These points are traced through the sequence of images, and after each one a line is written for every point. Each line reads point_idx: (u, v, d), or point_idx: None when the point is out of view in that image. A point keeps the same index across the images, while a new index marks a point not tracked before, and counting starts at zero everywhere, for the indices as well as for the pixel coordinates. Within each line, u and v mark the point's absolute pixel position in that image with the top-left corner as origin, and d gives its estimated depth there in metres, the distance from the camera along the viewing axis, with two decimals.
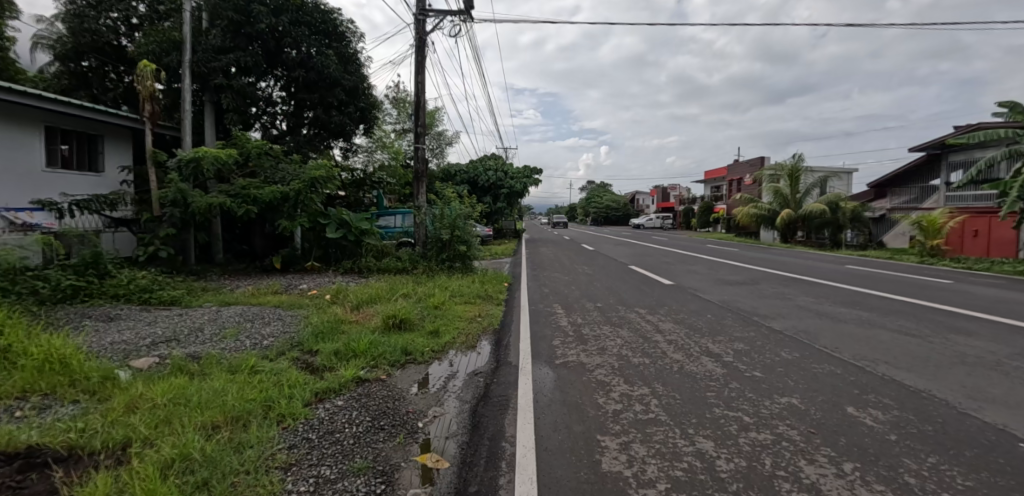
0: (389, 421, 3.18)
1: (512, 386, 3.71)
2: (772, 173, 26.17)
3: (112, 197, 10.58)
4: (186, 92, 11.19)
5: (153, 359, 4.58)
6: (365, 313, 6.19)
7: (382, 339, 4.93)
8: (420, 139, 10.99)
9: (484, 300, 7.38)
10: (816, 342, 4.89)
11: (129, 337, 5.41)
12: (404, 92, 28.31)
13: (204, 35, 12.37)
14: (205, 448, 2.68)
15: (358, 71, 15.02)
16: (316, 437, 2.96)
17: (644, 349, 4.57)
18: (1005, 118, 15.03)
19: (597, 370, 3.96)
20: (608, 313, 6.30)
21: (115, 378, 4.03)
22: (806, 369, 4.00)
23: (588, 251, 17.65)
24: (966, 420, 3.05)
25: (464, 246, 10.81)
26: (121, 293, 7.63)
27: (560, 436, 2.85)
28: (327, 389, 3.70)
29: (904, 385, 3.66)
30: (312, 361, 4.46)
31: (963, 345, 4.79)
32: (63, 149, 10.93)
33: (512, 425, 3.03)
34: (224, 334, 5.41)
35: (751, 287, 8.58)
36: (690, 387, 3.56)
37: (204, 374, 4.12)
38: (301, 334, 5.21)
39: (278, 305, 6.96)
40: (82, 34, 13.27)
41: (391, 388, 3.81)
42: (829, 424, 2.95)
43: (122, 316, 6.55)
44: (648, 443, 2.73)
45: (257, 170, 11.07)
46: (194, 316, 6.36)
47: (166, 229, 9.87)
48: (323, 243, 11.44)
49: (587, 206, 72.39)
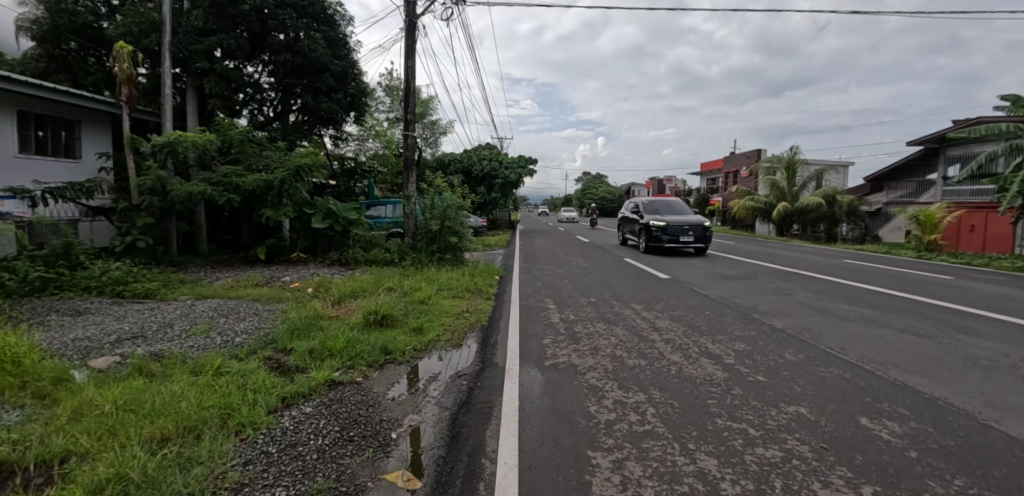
0: (359, 432, 2.88)
1: (496, 392, 3.39)
2: (770, 165, 25.65)
3: (88, 184, 10.09)
4: (166, 76, 10.76)
5: (114, 358, 4.27)
6: (346, 308, 5.86)
7: (360, 336, 4.62)
8: (410, 126, 10.56)
9: (473, 293, 7.08)
10: (820, 342, 4.64)
11: (93, 334, 5.11)
12: (396, 79, 27.58)
13: (186, 15, 11.89)
14: (146, 466, 2.39)
15: (347, 57, 14.60)
16: (276, 451, 2.66)
17: (640, 349, 4.29)
18: (1008, 110, 14.78)
19: (589, 373, 3.67)
20: (602, 309, 6.01)
21: (68, 380, 3.73)
22: (812, 373, 3.75)
23: (583, 243, 17.33)
24: (989, 433, 2.79)
25: (455, 237, 10.41)
26: (93, 285, 7.32)
27: (545, 451, 2.56)
28: (295, 394, 3.39)
29: (918, 392, 3.42)
30: (285, 360, 4.17)
31: (974, 347, 4.52)
32: (37, 135, 10.52)
33: (493, 439, 2.72)
34: (193, 330, 5.11)
35: (750, 282, 8.30)
36: (690, 394, 3.28)
37: (164, 375, 3.81)
38: (276, 330, 4.91)
39: (257, 299, 6.64)
40: (59, 15, 12.86)
41: (366, 392, 3.51)
42: (843, 440, 2.70)
43: (91, 310, 6.25)
44: (644, 461, 2.45)
45: (240, 157, 10.64)
46: (166, 311, 6.05)
47: (144, 218, 9.50)
48: (309, 233, 10.99)
49: (582, 199, 71.78)
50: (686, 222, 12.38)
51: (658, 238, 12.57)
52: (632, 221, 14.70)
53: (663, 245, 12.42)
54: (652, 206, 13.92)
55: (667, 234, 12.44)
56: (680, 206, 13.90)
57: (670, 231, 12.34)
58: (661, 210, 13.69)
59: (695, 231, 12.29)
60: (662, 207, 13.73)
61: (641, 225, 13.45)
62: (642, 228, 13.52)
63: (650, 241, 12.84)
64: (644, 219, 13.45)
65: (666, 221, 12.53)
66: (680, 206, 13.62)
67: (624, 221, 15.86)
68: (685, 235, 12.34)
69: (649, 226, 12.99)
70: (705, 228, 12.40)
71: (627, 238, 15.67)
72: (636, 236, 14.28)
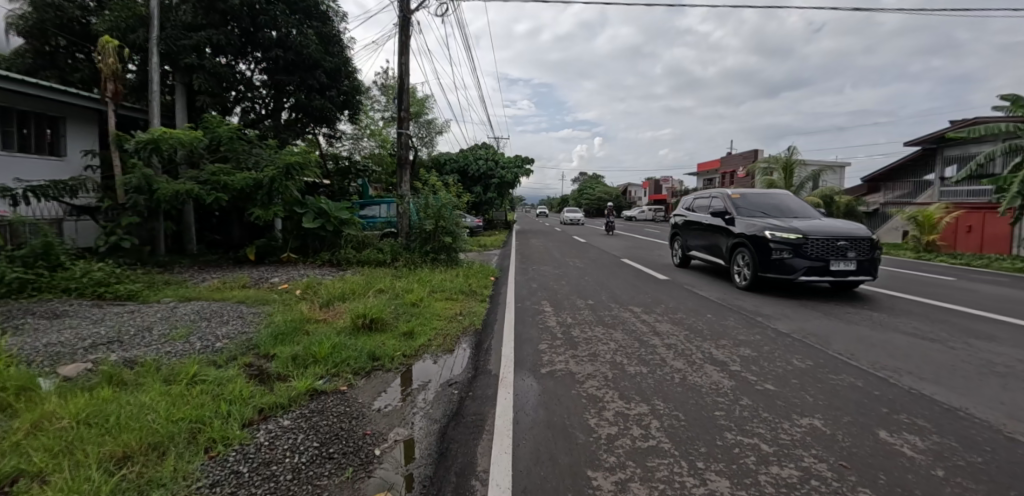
0: (340, 448, 2.66)
1: (489, 403, 3.18)
2: (767, 165, 25.54)
3: (72, 183, 9.69)
4: (153, 72, 10.46)
5: (84, 365, 4.01)
6: (334, 311, 5.62)
7: (347, 342, 4.39)
8: (403, 123, 10.31)
9: (467, 295, 6.86)
10: (827, 347, 4.45)
11: (67, 338, 4.85)
12: (392, 77, 27.30)
13: (174, 10, 11.59)
14: (100, 491, 2.16)
15: (340, 54, 14.35)
16: (247, 470, 2.43)
17: (641, 355, 4.08)
18: (1007, 111, 14.68)
19: (588, 382, 3.46)
20: (600, 312, 5.80)
21: (32, 390, 3.47)
22: (823, 381, 3.56)
23: (579, 243, 17.13)
24: (1017, 449, 2.61)
25: (449, 238, 10.16)
26: (72, 286, 7.04)
27: (541, 472, 2.34)
28: (273, 405, 3.16)
29: (936, 403, 3.24)
30: (266, 368, 3.93)
31: (988, 352, 4.35)
32: (19, 132, 10.22)
33: (485, 457, 2.50)
34: (172, 334, 4.86)
35: (751, 284, 8.12)
36: (696, 405, 3.08)
37: (135, 385, 3.56)
38: (258, 335, 4.66)
39: (242, 301, 6.40)
40: (44, 10, 12.52)
41: (349, 402, 3.28)
42: (863, 457, 2.51)
43: (69, 312, 5.99)
44: (649, 482, 2.24)
45: (229, 155, 10.35)
46: (146, 314, 5.79)
47: (128, 217, 9.20)
48: (300, 234, 10.72)
49: (578, 199, 71.65)
50: (839, 234, 6.53)
51: (786, 266, 6.67)
52: (699, 228, 9.07)
53: (796, 280, 6.53)
54: (744, 204, 8.17)
55: (805, 257, 6.52)
56: (795, 202, 8.07)
57: (810, 254, 6.49)
58: (762, 212, 7.94)
59: (857, 254, 6.46)
60: (767, 205, 7.95)
61: (732, 238, 7.74)
62: (730, 243, 7.87)
63: (763, 270, 6.97)
64: (738, 228, 7.66)
65: (802, 232, 6.62)
66: (793, 204, 7.96)
67: (674, 226, 10.36)
68: (840, 262, 6.48)
69: (760, 241, 7.05)
70: (873, 245, 6.57)
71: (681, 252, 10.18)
72: (707, 254, 8.79)
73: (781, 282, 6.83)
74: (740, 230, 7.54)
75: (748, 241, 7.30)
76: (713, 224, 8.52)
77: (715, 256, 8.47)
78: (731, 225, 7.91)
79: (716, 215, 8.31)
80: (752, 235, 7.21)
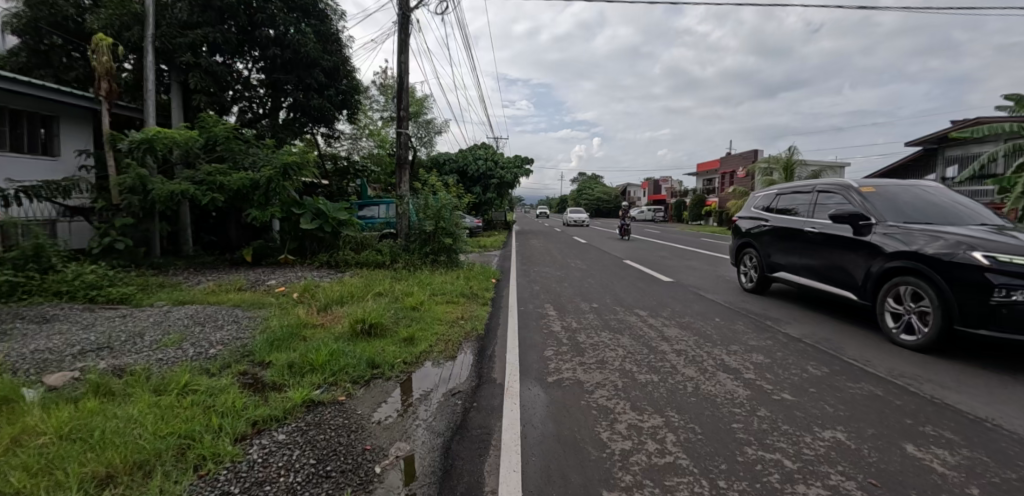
0: (337, 465, 2.51)
1: (495, 414, 3.03)
2: (767, 165, 25.44)
3: (65, 183, 9.49)
4: (148, 70, 10.28)
5: (70, 374, 3.85)
6: (331, 315, 5.47)
7: (345, 348, 4.23)
8: (402, 123, 10.15)
9: (468, 298, 6.71)
10: (842, 353, 4.31)
11: (56, 345, 4.69)
12: (391, 77, 27.15)
13: (169, 7, 11.41)
14: None
15: (338, 52, 14.19)
16: (238, 491, 2.28)
17: (650, 362, 3.94)
18: (1010, 111, 14.60)
19: (597, 392, 3.31)
20: (605, 316, 5.65)
21: (14, 401, 3.31)
22: (841, 390, 3.43)
23: (579, 244, 16.99)
24: None
25: (449, 239, 10.02)
26: (64, 289, 6.87)
27: (552, 492, 2.19)
28: (268, 418, 3.01)
29: (961, 413, 3.10)
30: (261, 376, 3.77)
31: (1007, 358, 4.22)
32: (12, 131, 10.04)
33: (492, 475, 2.36)
34: (164, 340, 4.70)
35: (756, 286, 7.99)
36: (711, 416, 2.94)
37: (124, 395, 3.40)
38: (254, 341, 4.51)
39: (238, 304, 6.24)
40: (38, 7, 12.33)
41: (348, 414, 3.13)
42: (892, 474, 2.37)
43: (59, 316, 5.83)
44: None
45: (226, 154, 10.18)
46: (138, 318, 5.61)
47: (122, 218, 9.02)
48: (298, 235, 10.55)
49: (577, 199, 71.54)
50: None
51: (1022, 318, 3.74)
52: (798, 240, 6.13)
53: None
54: (885, 203, 5.29)
55: None
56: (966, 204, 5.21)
57: None
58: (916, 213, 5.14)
59: None
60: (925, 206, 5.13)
61: (884, 263, 4.78)
62: (867, 269, 5.01)
63: (965, 324, 4.05)
64: (889, 246, 4.77)
65: None
66: (965, 205, 5.15)
67: (741, 236, 7.48)
68: None
69: (958, 274, 4.09)
70: None
71: (754, 271, 7.30)
72: (813, 279, 5.89)
73: (1000, 342, 3.95)
74: (900, 251, 4.61)
75: (921, 270, 4.39)
76: (829, 235, 5.60)
77: (828, 282, 5.63)
78: (874, 242, 4.98)
79: (840, 222, 5.36)
80: (940, 263, 4.21)
